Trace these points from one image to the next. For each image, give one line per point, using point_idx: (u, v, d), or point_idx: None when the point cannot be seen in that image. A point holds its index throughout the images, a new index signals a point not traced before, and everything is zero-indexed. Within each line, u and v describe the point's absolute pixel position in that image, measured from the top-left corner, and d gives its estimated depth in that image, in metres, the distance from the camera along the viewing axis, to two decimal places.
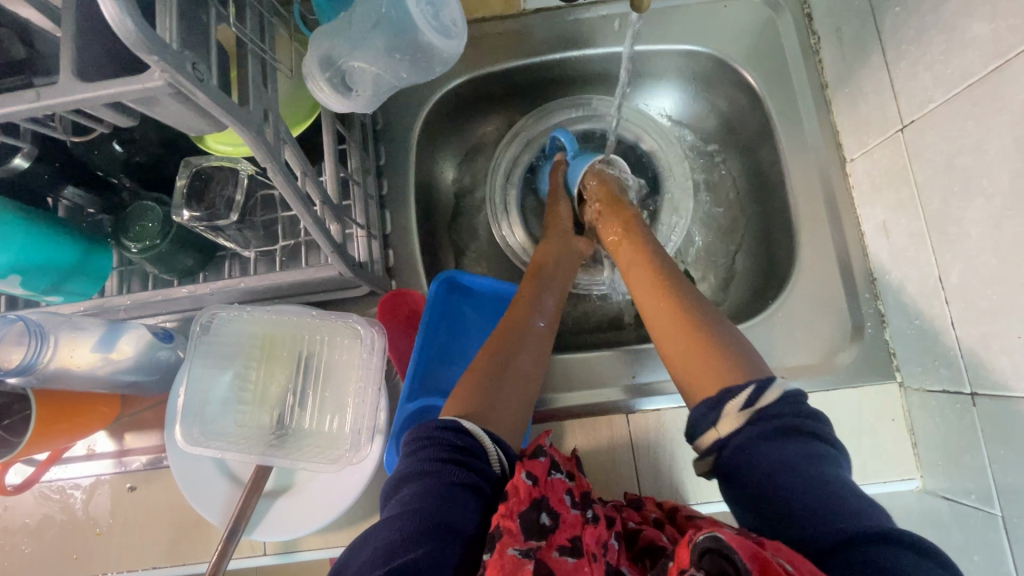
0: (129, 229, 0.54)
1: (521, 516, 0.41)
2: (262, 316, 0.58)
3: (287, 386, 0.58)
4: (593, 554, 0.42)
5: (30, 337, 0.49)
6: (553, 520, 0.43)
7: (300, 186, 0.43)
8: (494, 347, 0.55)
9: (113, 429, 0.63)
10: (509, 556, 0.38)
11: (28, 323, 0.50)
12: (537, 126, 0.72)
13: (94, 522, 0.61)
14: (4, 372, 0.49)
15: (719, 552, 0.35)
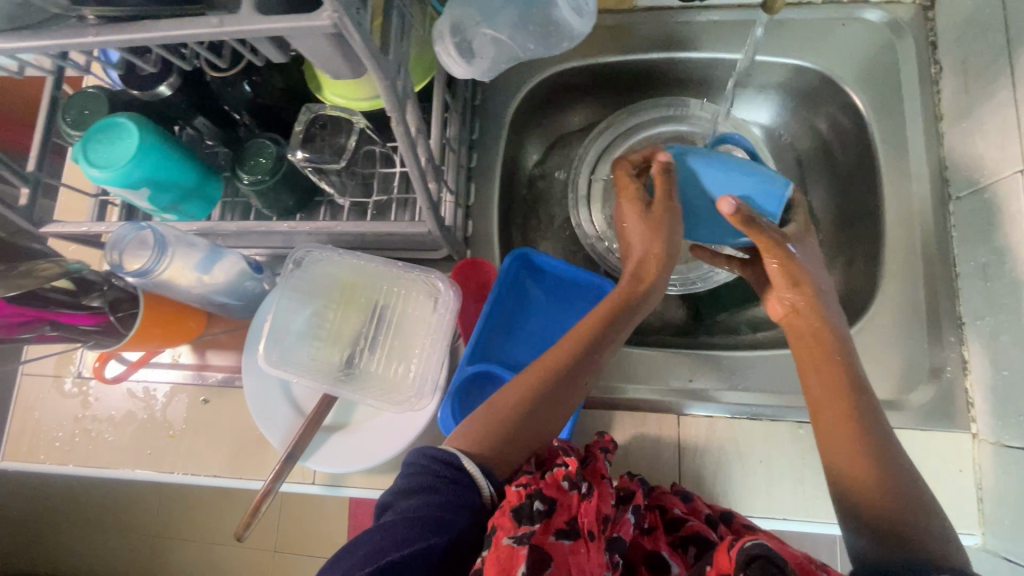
0: (245, 162, 0.58)
1: (514, 508, 0.42)
2: (349, 262, 0.62)
3: (360, 331, 0.62)
4: (591, 534, 0.42)
5: (153, 246, 0.55)
6: (547, 505, 0.43)
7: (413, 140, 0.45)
8: (527, 393, 0.51)
9: (197, 344, 0.69)
10: (504, 547, 0.39)
11: (154, 232, 0.55)
12: (629, 121, 0.73)
13: (169, 425, 0.67)
14: (126, 272, 0.55)
15: (765, 559, 0.37)
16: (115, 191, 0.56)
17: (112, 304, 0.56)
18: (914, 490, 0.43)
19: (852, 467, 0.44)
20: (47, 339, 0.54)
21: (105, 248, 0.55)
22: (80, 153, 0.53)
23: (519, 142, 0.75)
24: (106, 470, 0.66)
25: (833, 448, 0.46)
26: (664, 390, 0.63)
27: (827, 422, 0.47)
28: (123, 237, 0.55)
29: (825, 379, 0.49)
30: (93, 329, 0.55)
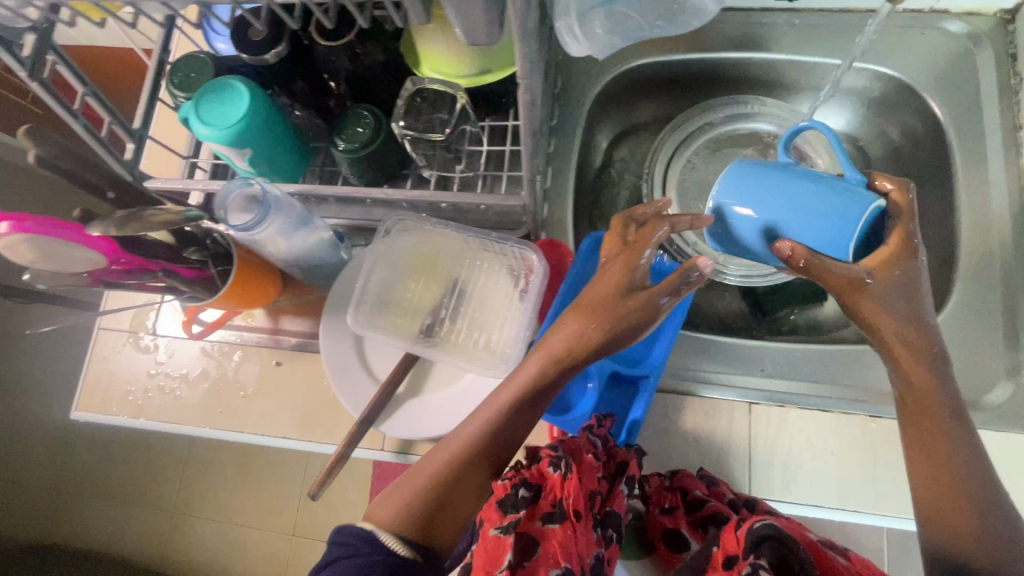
0: (342, 130, 0.60)
1: (500, 499, 0.47)
2: (433, 235, 0.64)
3: (440, 302, 0.63)
4: (577, 515, 0.47)
5: (263, 209, 0.55)
6: (531, 491, 0.47)
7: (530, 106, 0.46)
8: (438, 471, 0.48)
9: (271, 309, 0.70)
10: (490, 537, 0.44)
11: (266, 195, 0.55)
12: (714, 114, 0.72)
13: (242, 386, 0.68)
14: (231, 225, 0.55)
15: (774, 540, 0.42)
16: (219, 149, 0.58)
17: (216, 258, 0.59)
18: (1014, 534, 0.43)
19: (942, 517, 0.45)
20: (147, 290, 0.55)
21: (216, 198, 0.56)
22: (192, 111, 0.55)
23: (593, 132, 0.76)
24: (178, 427, 0.68)
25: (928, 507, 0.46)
26: (738, 379, 0.63)
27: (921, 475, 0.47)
28: (230, 196, 0.56)
29: (920, 442, 0.48)
30: (196, 279, 0.57)
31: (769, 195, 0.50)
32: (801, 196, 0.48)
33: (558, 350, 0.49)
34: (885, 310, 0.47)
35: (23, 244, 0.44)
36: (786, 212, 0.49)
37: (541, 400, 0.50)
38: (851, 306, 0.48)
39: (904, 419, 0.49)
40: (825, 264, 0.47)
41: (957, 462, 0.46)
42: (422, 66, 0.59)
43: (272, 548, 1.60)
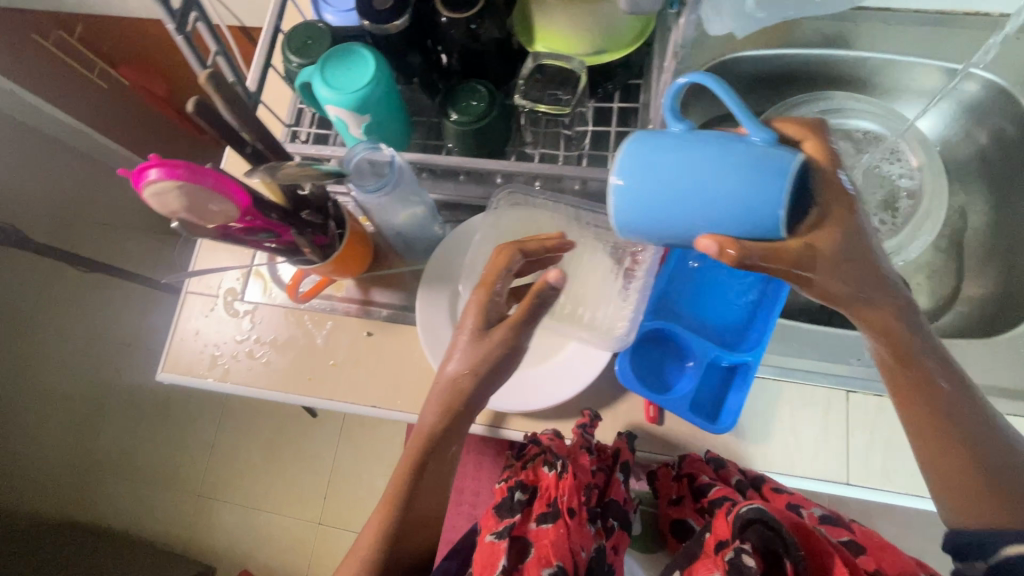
0: (457, 102, 0.61)
1: (501, 507, 0.58)
2: (537, 209, 0.64)
3: (539, 276, 0.64)
4: (569, 512, 0.56)
5: (389, 180, 0.55)
6: (525, 496, 0.58)
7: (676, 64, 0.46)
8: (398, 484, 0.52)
9: (362, 280, 0.70)
10: (487, 542, 0.55)
11: (396, 167, 0.56)
12: (806, 108, 0.72)
13: (332, 354, 0.68)
14: (355, 184, 0.55)
15: (757, 521, 0.49)
16: (339, 115, 0.58)
17: (339, 220, 0.62)
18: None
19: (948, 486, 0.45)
20: (261, 249, 0.56)
21: (348, 153, 0.55)
22: (319, 75, 0.56)
23: None
24: (266, 392, 0.68)
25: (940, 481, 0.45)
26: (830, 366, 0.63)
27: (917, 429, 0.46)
28: (356, 159, 0.56)
29: (906, 399, 0.46)
30: (315, 240, 0.58)
31: (664, 171, 0.43)
32: (717, 168, 0.42)
33: (461, 385, 0.52)
34: (847, 283, 0.43)
35: (172, 191, 0.45)
36: (706, 204, 0.42)
37: (449, 442, 0.53)
38: (803, 282, 0.44)
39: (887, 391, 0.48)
40: (757, 249, 0.41)
41: (992, 442, 0.44)
42: (536, 42, 0.60)
43: (296, 538, 1.57)
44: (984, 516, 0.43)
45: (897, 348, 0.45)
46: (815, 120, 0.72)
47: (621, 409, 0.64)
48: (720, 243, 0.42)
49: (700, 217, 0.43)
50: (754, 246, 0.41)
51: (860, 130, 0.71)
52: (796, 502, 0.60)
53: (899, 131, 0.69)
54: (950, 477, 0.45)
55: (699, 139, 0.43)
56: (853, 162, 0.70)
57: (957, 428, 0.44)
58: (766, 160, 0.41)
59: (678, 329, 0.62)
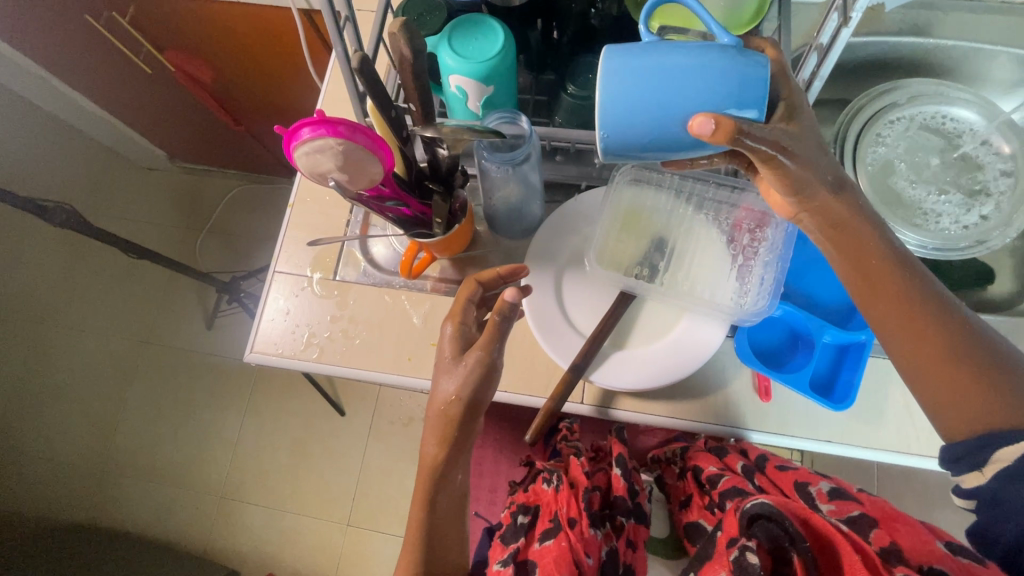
0: (574, 77, 0.60)
1: (513, 526, 0.76)
2: (651, 190, 0.65)
3: (649, 254, 0.64)
4: (564, 519, 0.72)
5: (522, 153, 0.54)
6: (528, 517, 0.76)
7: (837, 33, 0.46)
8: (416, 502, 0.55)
9: (459, 260, 0.69)
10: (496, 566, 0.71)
11: (531, 143, 0.55)
12: (900, 93, 0.73)
13: (431, 334, 0.66)
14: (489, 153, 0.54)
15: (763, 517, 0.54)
16: (464, 86, 0.57)
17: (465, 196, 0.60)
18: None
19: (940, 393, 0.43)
20: (385, 215, 0.54)
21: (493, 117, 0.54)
22: (446, 43, 0.55)
23: None
24: (364, 372, 0.66)
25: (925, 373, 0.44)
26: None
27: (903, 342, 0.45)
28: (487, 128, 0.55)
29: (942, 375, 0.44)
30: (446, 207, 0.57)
31: (643, 79, 0.41)
32: (684, 70, 0.40)
33: (451, 412, 0.53)
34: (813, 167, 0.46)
35: (330, 147, 0.43)
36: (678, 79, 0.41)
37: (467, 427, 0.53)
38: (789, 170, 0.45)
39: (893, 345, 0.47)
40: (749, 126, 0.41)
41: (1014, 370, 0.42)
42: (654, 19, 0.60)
43: (324, 540, 1.51)
44: (980, 420, 0.41)
45: (862, 264, 0.47)
46: (909, 105, 0.72)
47: (733, 388, 0.63)
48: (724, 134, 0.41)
49: (682, 109, 0.41)
50: (741, 123, 0.41)
51: (956, 117, 0.72)
52: (807, 480, 0.67)
53: (996, 117, 0.70)
54: (948, 380, 0.43)
55: (660, 46, 0.41)
56: (951, 153, 0.72)
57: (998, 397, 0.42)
58: (738, 70, 0.41)
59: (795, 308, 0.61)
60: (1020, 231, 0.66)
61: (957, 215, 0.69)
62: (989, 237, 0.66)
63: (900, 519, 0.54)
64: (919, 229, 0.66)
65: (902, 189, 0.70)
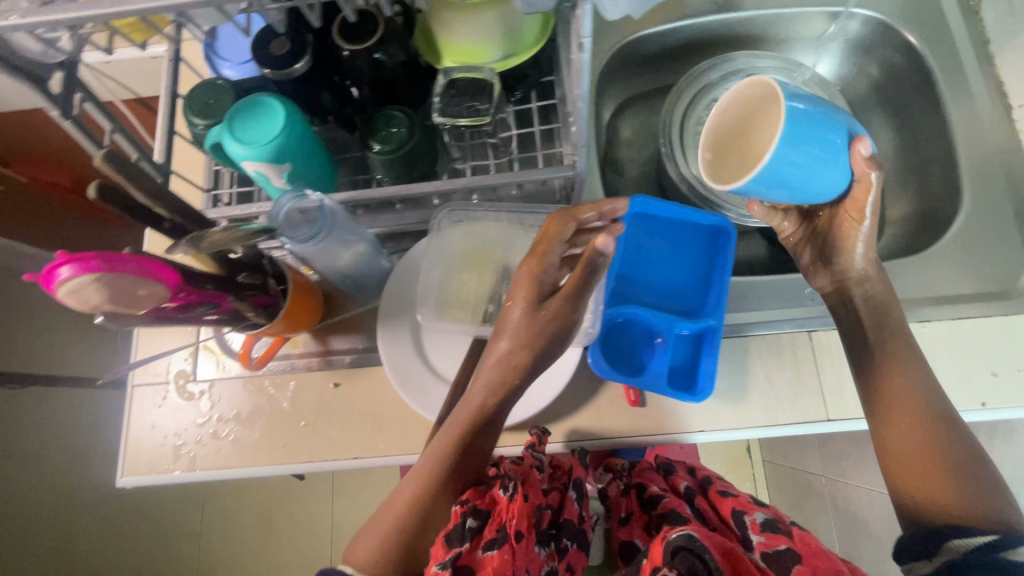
0: (376, 133, 0.59)
1: (448, 534, 0.49)
2: (480, 224, 0.64)
3: (494, 289, 0.64)
4: (515, 538, 0.50)
5: (318, 225, 0.53)
6: (476, 523, 0.50)
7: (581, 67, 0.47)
8: (433, 467, 0.54)
9: (317, 331, 0.68)
10: (430, 574, 0.46)
11: (323, 210, 0.53)
12: (713, 73, 0.75)
13: (301, 415, 0.65)
14: (287, 238, 0.53)
15: (689, 549, 0.52)
16: (259, 170, 0.56)
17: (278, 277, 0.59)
18: (997, 504, 0.48)
19: (914, 477, 0.52)
20: (202, 322, 0.53)
21: (276, 204, 0.52)
22: (227, 132, 0.53)
23: (600, 110, 0.79)
24: (240, 471, 0.64)
25: (905, 459, 0.53)
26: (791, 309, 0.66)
27: (901, 426, 0.54)
28: (283, 210, 0.52)
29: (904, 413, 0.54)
30: (259, 299, 0.56)
31: (820, 137, 0.48)
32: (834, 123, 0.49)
33: (513, 362, 0.55)
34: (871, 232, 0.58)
35: (90, 285, 0.41)
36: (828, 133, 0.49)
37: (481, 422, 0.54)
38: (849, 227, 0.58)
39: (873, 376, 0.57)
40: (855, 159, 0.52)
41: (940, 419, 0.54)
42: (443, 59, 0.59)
43: None
44: (923, 475, 0.51)
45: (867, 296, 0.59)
46: (725, 82, 0.75)
47: (605, 399, 0.64)
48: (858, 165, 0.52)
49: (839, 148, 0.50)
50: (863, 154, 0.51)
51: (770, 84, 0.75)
52: (743, 509, 0.67)
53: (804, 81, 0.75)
54: (906, 419, 0.54)
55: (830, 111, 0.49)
56: None
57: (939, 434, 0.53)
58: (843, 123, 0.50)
59: (643, 311, 0.63)
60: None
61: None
62: None
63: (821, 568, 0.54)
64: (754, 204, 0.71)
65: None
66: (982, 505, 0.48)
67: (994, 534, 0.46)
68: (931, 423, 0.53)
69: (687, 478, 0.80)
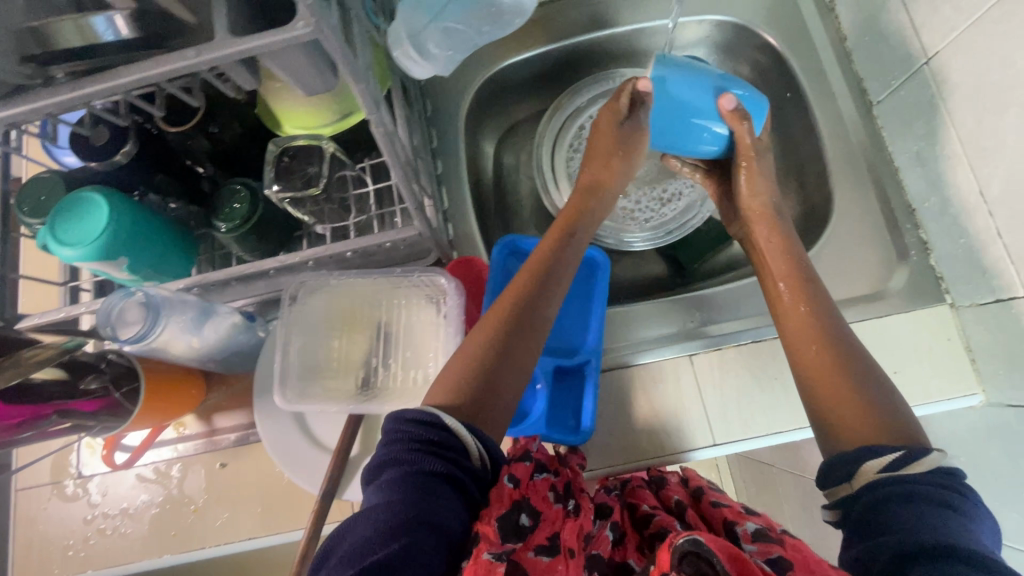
0: (218, 211, 0.58)
1: (499, 519, 0.43)
2: (344, 285, 0.61)
3: (369, 352, 0.61)
4: (570, 550, 0.44)
5: (148, 313, 0.52)
6: (532, 520, 0.45)
7: (391, 142, 0.47)
8: (495, 331, 0.53)
9: (202, 411, 0.66)
10: (482, 560, 0.39)
11: (149, 299, 0.52)
12: (578, 97, 0.76)
13: (190, 500, 0.64)
14: (122, 342, 0.51)
15: (697, 554, 0.38)
16: (95, 266, 0.55)
17: (116, 380, 0.53)
18: (902, 422, 0.49)
19: (834, 399, 0.51)
20: (51, 433, 0.51)
21: (98, 316, 0.51)
22: (49, 237, 0.51)
23: (478, 144, 0.78)
24: (132, 567, 0.62)
25: (819, 381, 0.53)
26: (676, 335, 0.67)
27: (812, 348, 0.55)
28: (114, 308, 0.52)
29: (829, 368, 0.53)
30: (102, 413, 0.52)
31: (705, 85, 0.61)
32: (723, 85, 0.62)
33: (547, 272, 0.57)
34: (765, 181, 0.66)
35: None
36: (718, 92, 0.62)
37: (552, 288, 0.57)
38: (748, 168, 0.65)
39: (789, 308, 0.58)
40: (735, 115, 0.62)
41: (849, 357, 0.54)
42: (283, 122, 0.55)
43: None
44: (861, 422, 0.49)
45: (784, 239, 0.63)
46: (590, 105, 0.76)
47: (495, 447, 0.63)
48: (727, 116, 0.62)
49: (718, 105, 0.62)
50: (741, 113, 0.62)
51: None
52: (733, 518, 0.51)
53: None
54: (816, 354, 0.54)
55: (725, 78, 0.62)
56: None
57: (851, 373, 0.52)
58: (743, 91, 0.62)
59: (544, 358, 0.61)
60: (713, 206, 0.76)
61: (666, 211, 0.77)
62: (691, 208, 0.77)
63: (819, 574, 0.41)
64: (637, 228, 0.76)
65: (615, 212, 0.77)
66: (891, 418, 0.49)
67: (903, 449, 0.46)
68: (827, 342, 0.54)
69: (679, 491, 0.58)
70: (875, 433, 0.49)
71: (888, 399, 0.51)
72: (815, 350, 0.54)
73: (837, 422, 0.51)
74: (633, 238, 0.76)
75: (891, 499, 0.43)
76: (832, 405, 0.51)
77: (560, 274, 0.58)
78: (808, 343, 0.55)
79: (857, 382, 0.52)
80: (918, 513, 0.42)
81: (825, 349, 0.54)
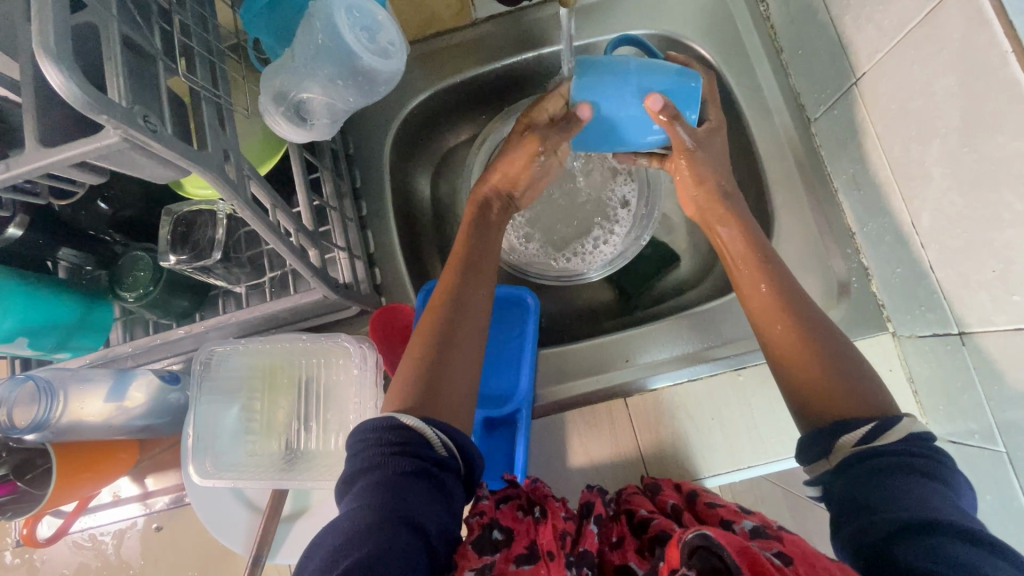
0: (124, 280, 0.57)
1: (473, 542, 0.41)
2: (258, 347, 0.59)
3: (291, 413, 0.59)
4: (549, 553, 0.40)
5: (41, 395, 0.52)
6: (506, 534, 0.42)
7: (272, 218, 0.45)
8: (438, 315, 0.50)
9: (135, 473, 0.64)
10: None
11: (38, 382, 0.53)
12: (506, 126, 0.73)
13: (128, 565, 0.64)
14: (20, 430, 0.52)
15: (709, 548, 0.36)
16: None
17: (18, 468, 0.52)
18: (871, 387, 0.46)
19: (794, 367, 0.48)
20: None
21: None
22: None
23: (409, 178, 0.75)
24: None
25: (785, 356, 0.49)
26: (640, 366, 0.64)
27: (777, 327, 0.50)
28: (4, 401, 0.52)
29: (795, 347, 0.49)
30: (7, 502, 0.52)
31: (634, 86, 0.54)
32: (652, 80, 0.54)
33: (478, 251, 0.56)
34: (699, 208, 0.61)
35: None
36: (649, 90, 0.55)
37: (483, 272, 0.54)
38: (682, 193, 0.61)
39: (744, 271, 0.54)
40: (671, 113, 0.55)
41: (820, 331, 0.49)
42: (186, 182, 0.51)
43: None
44: (844, 399, 0.45)
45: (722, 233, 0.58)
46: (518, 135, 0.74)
47: None
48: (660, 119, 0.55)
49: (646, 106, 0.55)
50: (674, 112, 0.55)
51: None
52: (729, 518, 0.46)
53: None
54: (779, 319, 0.50)
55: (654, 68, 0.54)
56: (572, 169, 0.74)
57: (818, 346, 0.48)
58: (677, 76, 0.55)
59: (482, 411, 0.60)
60: (646, 239, 0.72)
61: (601, 241, 0.73)
62: (629, 232, 0.73)
63: (822, 568, 0.36)
64: (576, 262, 0.74)
65: (546, 244, 0.74)
66: (863, 395, 0.45)
67: (873, 420, 0.43)
68: (794, 314, 0.50)
69: (674, 496, 0.53)
70: (847, 407, 0.45)
71: (857, 369, 0.47)
72: (788, 322, 0.50)
73: (821, 400, 0.46)
74: (576, 269, 0.74)
75: (881, 473, 0.41)
76: (812, 384, 0.47)
77: (482, 257, 0.56)
78: (771, 309, 0.51)
79: (832, 356, 0.47)
80: (897, 484, 0.40)
81: (795, 324, 0.50)
